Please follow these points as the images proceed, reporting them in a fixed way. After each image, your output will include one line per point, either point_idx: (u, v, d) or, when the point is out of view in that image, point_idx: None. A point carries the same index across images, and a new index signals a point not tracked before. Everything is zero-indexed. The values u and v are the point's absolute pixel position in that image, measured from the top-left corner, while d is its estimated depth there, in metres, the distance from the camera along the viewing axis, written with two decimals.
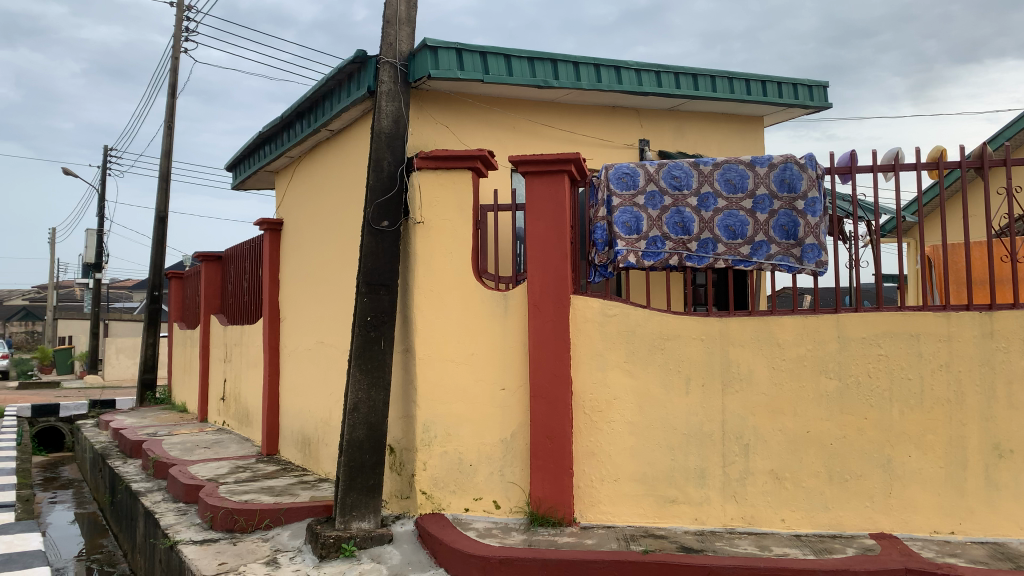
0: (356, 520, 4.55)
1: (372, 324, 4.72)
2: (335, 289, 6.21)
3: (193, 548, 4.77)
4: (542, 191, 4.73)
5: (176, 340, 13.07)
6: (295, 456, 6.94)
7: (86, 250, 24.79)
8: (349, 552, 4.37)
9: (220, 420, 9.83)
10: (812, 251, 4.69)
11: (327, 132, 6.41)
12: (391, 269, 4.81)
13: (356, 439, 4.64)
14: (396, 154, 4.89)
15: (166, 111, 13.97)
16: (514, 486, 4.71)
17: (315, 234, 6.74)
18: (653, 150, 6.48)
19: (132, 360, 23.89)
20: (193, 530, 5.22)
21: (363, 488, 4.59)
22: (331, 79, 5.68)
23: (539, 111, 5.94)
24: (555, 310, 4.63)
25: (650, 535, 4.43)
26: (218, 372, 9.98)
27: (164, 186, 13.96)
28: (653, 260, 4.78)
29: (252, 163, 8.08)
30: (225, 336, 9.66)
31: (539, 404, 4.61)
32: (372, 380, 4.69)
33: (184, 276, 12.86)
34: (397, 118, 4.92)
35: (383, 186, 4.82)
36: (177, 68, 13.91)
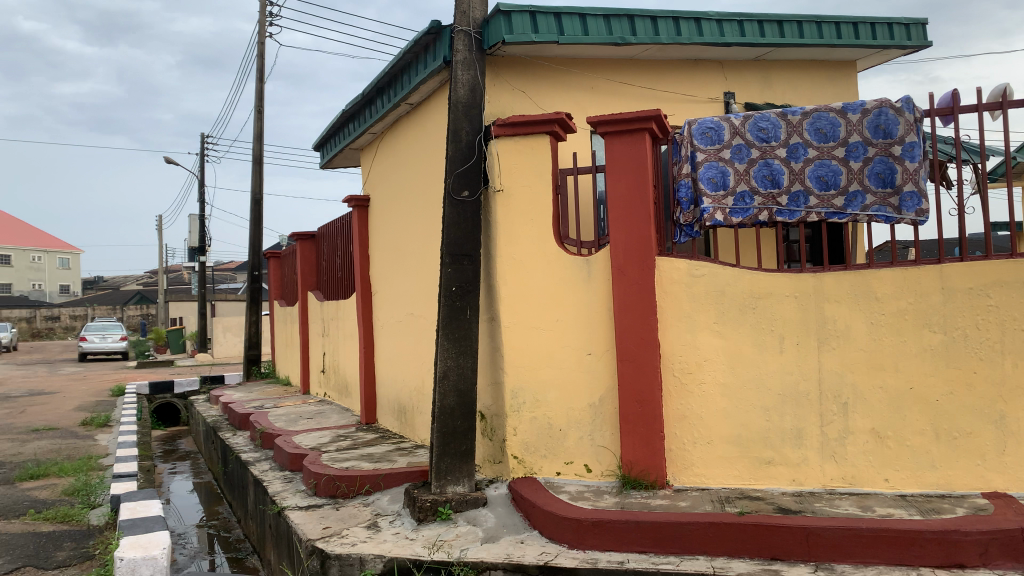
0: (451, 484, 4.65)
1: (457, 294, 4.78)
2: (422, 260, 6.30)
3: (299, 514, 4.98)
4: (623, 151, 4.65)
5: (277, 316, 13.59)
6: (392, 425, 7.14)
7: (191, 236, 25.96)
8: (446, 515, 4.48)
9: (322, 391, 10.19)
10: (911, 199, 4.43)
11: (407, 106, 6.46)
12: (473, 239, 4.83)
13: (447, 406, 4.72)
14: (474, 123, 4.91)
15: (256, 97, 14.43)
16: (604, 450, 4.71)
17: (400, 208, 6.84)
18: (739, 104, 6.27)
19: (238, 337, 24.98)
20: (299, 496, 5.46)
21: (456, 453, 4.69)
22: (408, 52, 5.72)
23: (618, 70, 5.82)
24: (640, 272, 4.56)
25: (746, 496, 4.36)
26: (317, 346, 10.32)
27: (258, 169, 14.47)
28: (742, 217, 4.64)
29: (338, 141, 8.26)
30: (322, 310, 9.97)
31: (626, 367, 4.58)
32: (460, 348, 4.76)
33: (281, 255, 13.32)
34: (474, 86, 4.92)
35: (462, 155, 4.84)
36: (263, 53, 14.30)
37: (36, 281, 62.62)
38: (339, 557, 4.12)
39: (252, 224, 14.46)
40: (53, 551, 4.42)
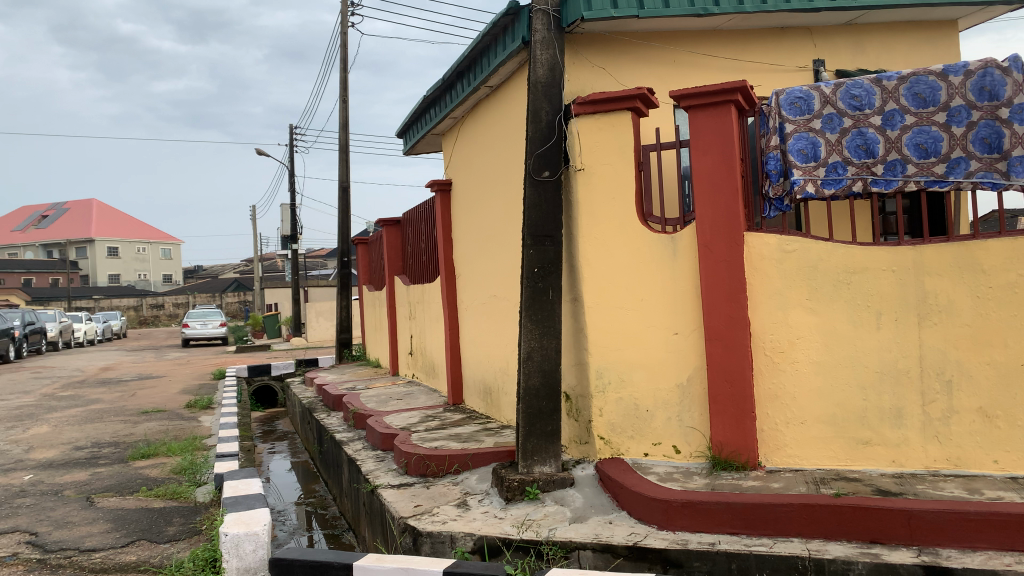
0: (538, 464, 4.68)
1: (539, 275, 4.77)
2: (504, 242, 6.32)
3: (392, 492, 5.11)
4: (708, 125, 4.54)
5: (366, 301, 13.92)
6: (478, 406, 7.22)
7: (283, 225, 26.82)
8: (534, 495, 4.52)
9: (410, 373, 10.41)
10: (1020, 164, 4.15)
11: (486, 89, 6.47)
12: (555, 219, 4.81)
13: (531, 386, 4.74)
14: (554, 103, 4.88)
15: (341, 87, 14.75)
16: (693, 431, 4.64)
17: (482, 190, 6.87)
18: (830, 71, 6.00)
19: (330, 321, 25.74)
20: (391, 475, 5.60)
21: (542, 433, 4.70)
22: (487, 35, 5.73)
23: (700, 42, 5.65)
24: (727, 250, 4.45)
25: (842, 478, 4.22)
26: (405, 329, 10.53)
27: (345, 157, 14.81)
28: (834, 188, 4.47)
29: (420, 127, 8.35)
30: (409, 294, 10.15)
31: (714, 346, 4.49)
32: (543, 329, 4.76)
33: (369, 241, 13.61)
34: (553, 65, 4.89)
35: (542, 135, 4.83)
36: (346, 43, 14.58)
37: (142, 271, 66.06)
38: (431, 535, 4.20)
39: (340, 211, 14.84)
40: (164, 525, 4.68)
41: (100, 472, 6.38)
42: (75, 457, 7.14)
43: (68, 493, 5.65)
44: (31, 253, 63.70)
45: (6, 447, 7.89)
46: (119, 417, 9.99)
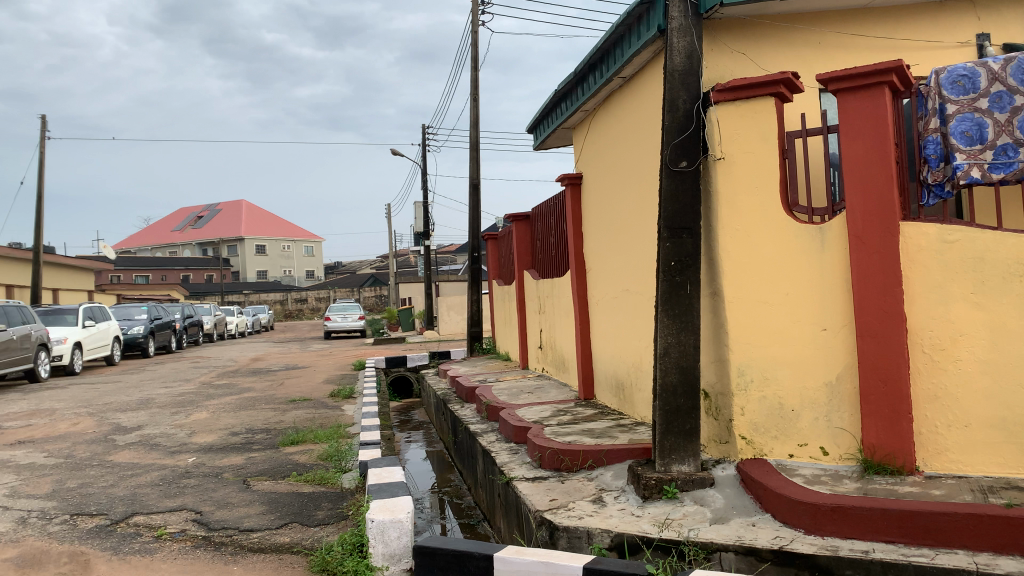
0: (676, 462, 4.58)
1: (676, 269, 4.63)
2: (637, 235, 6.23)
3: (527, 485, 5.15)
4: (859, 109, 4.28)
5: (496, 295, 14.10)
6: (610, 401, 7.16)
7: (416, 222, 27.60)
8: (672, 494, 4.43)
9: (540, 366, 10.46)
10: None
11: (619, 80, 6.39)
12: (693, 211, 4.66)
13: (668, 383, 4.62)
14: (692, 91, 4.72)
15: (471, 85, 15.01)
16: (843, 433, 4.40)
17: (614, 183, 6.80)
18: (996, 46, 5.51)
19: (461, 315, 26.25)
20: (525, 468, 5.65)
21: (681, 432, 4.59)
22: (621, 25, 5.66)
23: (849, 20, 5.32)
24: (881, 241, 4.19)
25: (1013, 487, 3.89)
26: (535, 322, 10.59)
27: (476, 154, 15.06)
28: (1003, 173, 4.13)
29: (551, 122, 8.36)
30: (538, 288, 10.20)
31: (867, 343, 4.23)
32: (681, 325, 4.61)
33: (498, 236, 13.78)
34: (690, 53, 4.70)
35: (679, 125, 4.68)
36: (476, 41, 14.80)
37: (286, 268, 69.91)
38: (567, 529, 4.20)
39: (471, 208, 15.11)
40: (314, 509, 4.91)
41: (255, 456, 6.81)
42: (232, 441, 7.63)
43: (227, 475, 6.06)
44: (189, 252, 68.74)
45: (172, 430, 8.56)
46: (269, 404, 10.61)
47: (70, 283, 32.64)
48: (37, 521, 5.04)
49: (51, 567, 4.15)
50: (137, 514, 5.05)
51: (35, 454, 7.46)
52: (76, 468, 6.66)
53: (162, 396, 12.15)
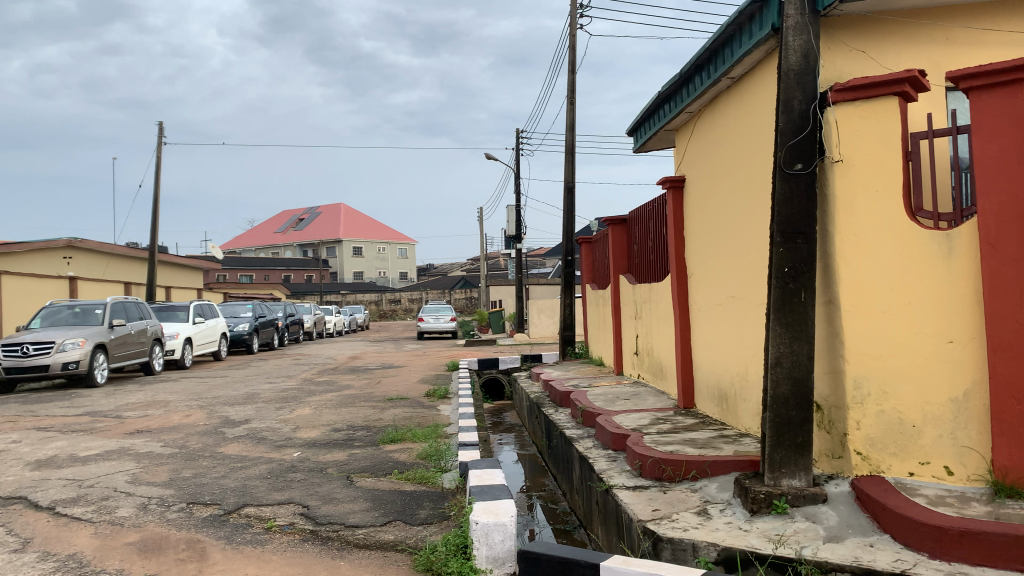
0: (787, 477, 4.41)
1: (790, 276, 4.47)
2: (744, 240, 6.05)
3: (628, 493, 5.07)
4: (994, 108, 4.02)
5: (590, 299, 14.01)
6: (712, 411, 6.98)
7: (508, 225, 27.74)
8: (782, 509, 4.26)
9: (635, 373, 10.33)
10: None
11: (727, 81, 6.24)
12: (808, 215, 4.48)
13: (780, 394, 4.46)
14: (808, 91, 4.53)
15: (568, 89, 14.99)
16: (970, 452, 4.16)
17: (719, 187, 6.62)
18: None
19: (552, 319, 26.22)
20: (625, 476, 5.56)
21: (792, 445, 4.41)
22: (731, 24, 5.52)
23: (980, 15, 5.04)
24: (1017, 250, 3.94)
25: None
26: (630, 328, 10.46)
27: (571, 158, 15.01)
28: None
29: (653, 124, 8.23)
30: (635, 293, 10.06)
31: (999, 358, 3.99)
32: (794, 334, 4.44)
33: (593, 240, 13.68)
34: (807, 52, 4.51)
35: (794, 126, 4.50)
36: (574, 45, 14.76)
37: (381, 269, 71.60)
38: (672, 541, 4.10)
39: (566, 211, 15.07)
40: (416, 508, 4.98)
41: (357, 453, 6.96)
42: (335, 438, 7.83)
43: (332, 470, 6.22)
44: (290, 253, 71.35)
45: (277, 425, 8.87)
46: (368, 402, 10.86)
47: (181, 282, 34.38)
48: (157, 507, 5.30)
49: (170, 552, 4.34)
50: (248, 505, 5.24)
51: (153, 443, 7.86)
52: (190, 458, 6.98)
53: (267, 391, 12.62)
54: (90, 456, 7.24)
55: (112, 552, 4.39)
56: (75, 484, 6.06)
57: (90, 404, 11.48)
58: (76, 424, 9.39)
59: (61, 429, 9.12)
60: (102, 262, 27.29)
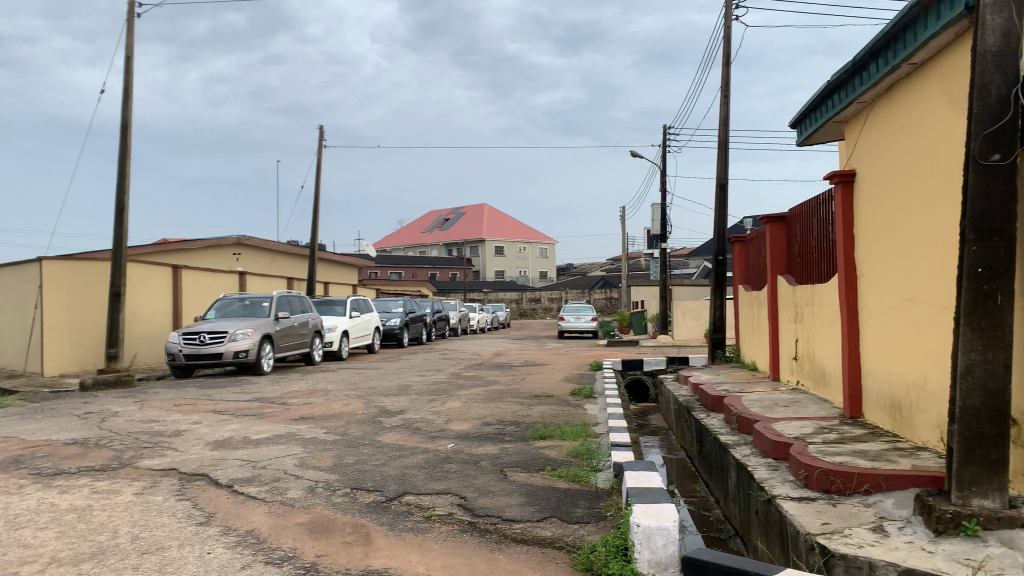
0: (977, 496, 4.02)
1: (984, 277, 4.07)
2: (926, 239, 5.62)
3: (793, 504, 4.82)
4: None
5: (742, 301, 13.51)
6: (883, 421, 6.54)
7: (653, 224, 27.26)
8: (973, 531, 3.91)
9: (793, 379, 9.87)
10: None
11: (909, 67, 5.80)
12: (1006, 210, 4.08)
13: (971, 407, 4.06)
14: (1008, 76, 4.08)
15: (723, 83, 14.52)
16: None
17: (897, 181, 6.18)
18: None
19: (698, 321, 25.53)
20: (788, 486, 5.28)
21: (983, 461, 4.02)
22: (917, 4, 5.12)
23: None
24: None
25: None
26: (789, 332, 9.99)
27: (725, 154, 14.53)
28: None
29: (820, 116, 7.81)
30: (795, 295, 9.60)
31: None
32: (989, 341, 4.04)
33: (747, 239, 13.18)
34: (1008, 32, 4.07)
35: (993, 115, 4.09)
36: (730, 37, 14.28)
37: (523, 268, 72.46)
38: (845, 558, 3.85)
39: (718, 210, 14.62)
40: (572, 506, 4.95)
41: (508, 447, 7.04)
42: (485, 431, 7.95)
43: (486, 463, 6.31)
44: (436, 251, 73.60)
45: (430, 417, 9.13)
46: (515, 398, 10.99)
47: (336, 278, 36.28)
48: (324, 491, 5.57)
49: (339, 535, 4.54)
50: (408, 493, 5.40)
51: (316, 430, 8.29)
52: (352, 445, 7.30)
53: (418, 384, 13.04)
54: (261, 438, 7.72)
55: (285, 531, 4.64)
56: (250, 464, 6.48)
57: (259, 390, 12.29)
58: (247, 408, 10.07)
59: (235, 412, 9.82)
60: (268, 258, 29.21)
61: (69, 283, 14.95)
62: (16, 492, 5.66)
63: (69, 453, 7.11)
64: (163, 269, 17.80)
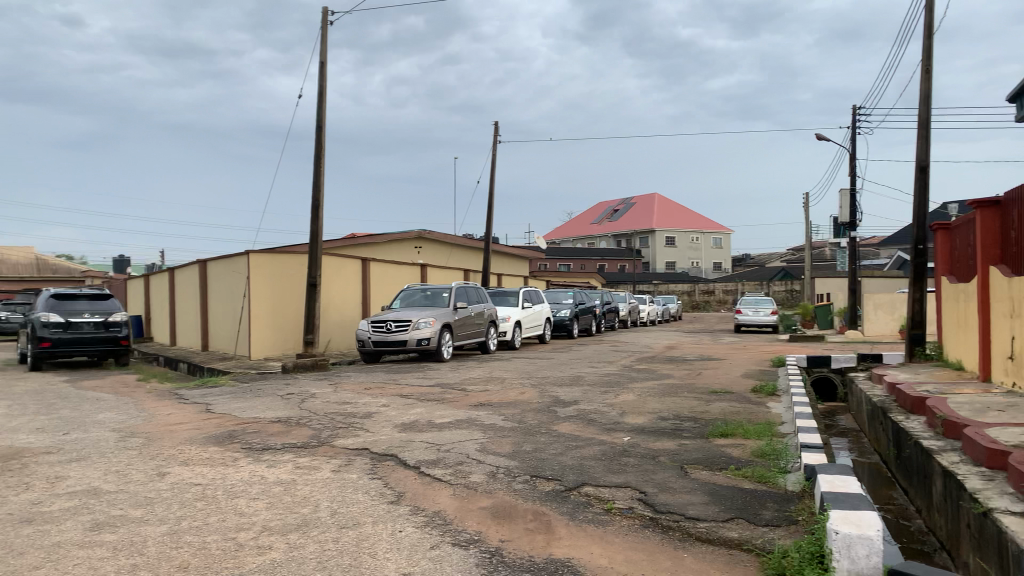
0: None
1: None
2: None
3: (1015, 520, 4.34)
4: None
5: (946, 294, 12.39)
6: None
7: (840, 212, 25.62)
8: None
9: (1007, 381, 8.91)
10: None
11: None
12: None
13: None
14: None
15: (923, 57, 13.36)
16: None
17: None
18: None
19: (891, 315, 23.72)
20: (1008, 500, 4.76)
21: None
22: None
23: None
24: None
25: None
26: (1003, 329, 9.03)
27: (925, 134, 13.37)
28: None
29: None
30: (1011, 288, 8.66)
31: None
32: None
33: (952, 226, 12.05)
34: None
35: None
36: (932, 5, 13.10)
37: (696, 259, 70.60)
38: None
39: (917, 195, 13.48)
40: (759, 508, 4.74)
41: (687, 443, 6.87)
42: (663, 426, 7.81)
43: (665, 458, 6.19)
44: (607, 243, 73.34)
45: (605, 409, 9.10)
46: (692, 393, 10.72)
47: (509, 269, 37.14)
48: (504, 476, 5.69)
49: (521, 522, 4.61)
50: (588, 485, 5.40)
51: (495, 417, 8.50)
52: (530, 434, 7.42)
53: (592, 375, 13.04)
54: (443, 423, 8.02)
55: (470, 514, 4.78)
56: (435, 448, 6.75)
57: (440, 377, 12.80)
58: (429, 394, 10.52)
59: (418, 397, 10.28)
60: (446, 251, 30.37)
61: (273, 275, 16.27)
62: (231, 463, 6.23)
63: (274, 430, 7.73)
64: (353, 261, 18.95)
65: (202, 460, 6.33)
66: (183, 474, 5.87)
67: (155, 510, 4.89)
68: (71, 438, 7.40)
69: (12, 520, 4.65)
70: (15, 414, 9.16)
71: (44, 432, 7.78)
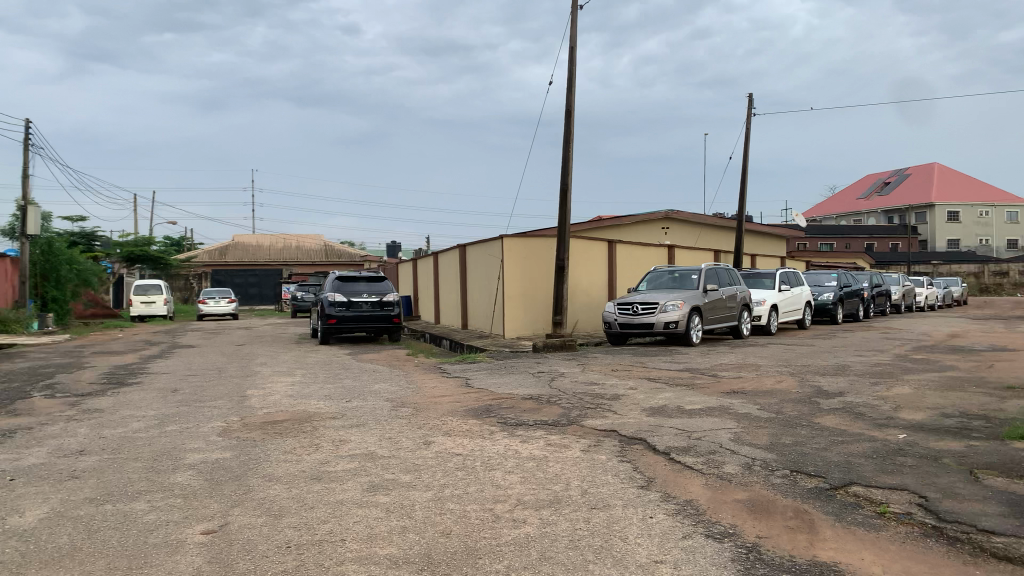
0: None
1: None
2: None
3: None
4: None
5: None
6: None
7: None
8: None
9: None
10: None
11: None
12: None
13: None
14: None
15: None
16: None
17: None
18: None
19: None
20: None
21: None
22: None
23: None
24: None
25: None
26: None
27: None
28: None
29: None
30: None
31: None
32: None
33: None
34: None
35: None
36: None
37: (985, 237, 62.40)
38: None
39: None
40: None
41: (977, 445, 6.05)
42: (946, 424, 6.95)
43: (949, 461, 5.50)
44: (875, 220, 67.28)
45: (876, 402, 8.31)
46: (982, 388, 9.46)
47: (763, 249, 35.45)
48: (762, 469, 5.39)
49: (780, 518, 4.33)
50: (857, 484, 4.94)
51: (749, 405, 8.10)
52: (789, 425, 6.98)
53: (858, 364, 12.00)
54: (695, 409, 7.80)
55: (725, 506, 4.58)
56: (686, 434, 6.58)
57: (689, 361, 12.51)
58: (680, 378, 10.31)
59: (668, 381, 10.13)
60: (696, 232, 29.68)
61: (525, 258, 16.86)
62: (488, 437, 6.54)
63: (528, 407, 8.00)
64: (600, 244, 19.10)
65: (463, 432, 6.72)
66: (445, 444, 6.27)
67: (422, 476, 5.26)
68: (352, 406, 8.22)
69: (305, 476, 5.25)
70: (309, 382, 10.39)
71: (330, 399, 8.73)
